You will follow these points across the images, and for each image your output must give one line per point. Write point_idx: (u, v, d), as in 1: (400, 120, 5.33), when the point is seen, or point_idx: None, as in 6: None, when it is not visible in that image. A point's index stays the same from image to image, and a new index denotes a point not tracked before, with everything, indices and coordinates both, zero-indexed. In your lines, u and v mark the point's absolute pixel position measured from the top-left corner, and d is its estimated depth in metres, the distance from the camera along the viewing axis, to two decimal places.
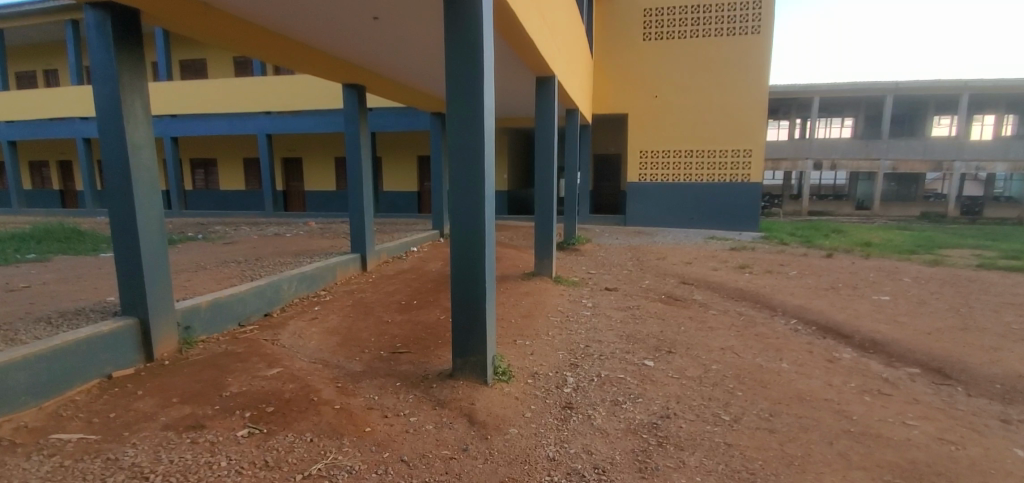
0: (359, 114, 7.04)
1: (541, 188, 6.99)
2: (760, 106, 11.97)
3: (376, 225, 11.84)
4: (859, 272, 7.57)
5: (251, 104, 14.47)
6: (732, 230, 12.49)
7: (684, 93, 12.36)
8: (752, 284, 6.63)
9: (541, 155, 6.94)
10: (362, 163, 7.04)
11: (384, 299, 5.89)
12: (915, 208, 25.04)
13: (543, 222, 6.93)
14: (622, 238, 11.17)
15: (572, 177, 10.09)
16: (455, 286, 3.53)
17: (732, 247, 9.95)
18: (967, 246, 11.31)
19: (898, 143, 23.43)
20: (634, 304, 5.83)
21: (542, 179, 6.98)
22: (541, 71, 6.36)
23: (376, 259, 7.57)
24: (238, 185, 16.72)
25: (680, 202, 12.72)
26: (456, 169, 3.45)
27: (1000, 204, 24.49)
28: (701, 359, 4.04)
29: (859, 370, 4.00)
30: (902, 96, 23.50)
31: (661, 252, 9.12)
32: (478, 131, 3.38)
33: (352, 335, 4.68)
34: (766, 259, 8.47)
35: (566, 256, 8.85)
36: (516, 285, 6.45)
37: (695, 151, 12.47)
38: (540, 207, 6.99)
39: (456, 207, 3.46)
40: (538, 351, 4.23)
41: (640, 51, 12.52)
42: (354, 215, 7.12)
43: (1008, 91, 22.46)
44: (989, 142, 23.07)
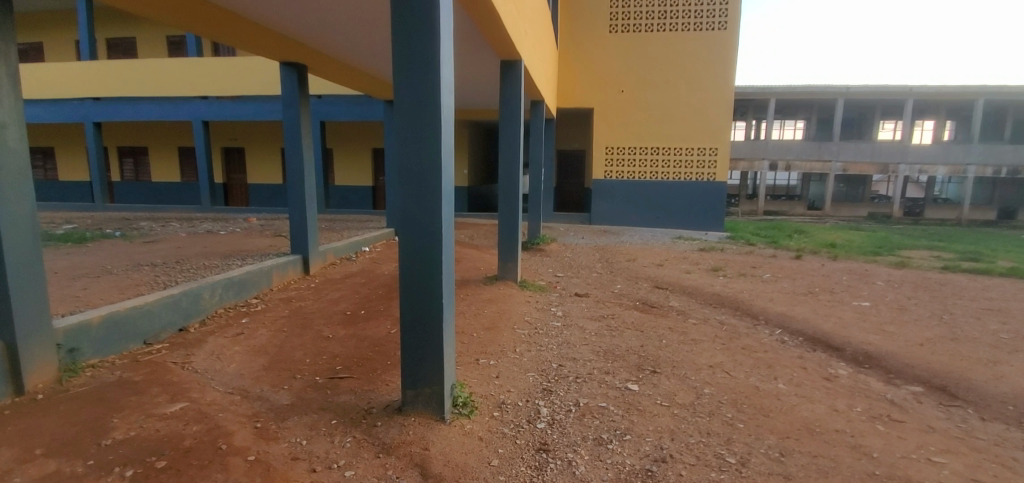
0: (300, 96, 6.25)
1: (505, 183, 6.34)
2: (726, 105, 11.76)
3: (325, 222, 10.92)
4: (832, 275, 7.34)
5: (186, 88, 13.19)
6: (697, 229, 12.26)
7: (650, 89, 12.00)
8: (729, 288, 6.25)
9: (507, 147, 6.29)
10: (303, 152, 6.24)
11: (327, 308, 5.13)
12: (863, 209, 25.91)
13: (509, 220, 6.29)
14: (588, 238, 10.70)
15: (536, 172, 9.54)
16: (404, 305, 2.84)
17: (701, 247, 9.66)
18: (924, 248, 11.49)
19: (848, 146, 24.14)
20: (607, 312, 5.31)
21: (509, 174, 6.33)
22: (506, 54, 5.75)
23: (321, 261, 6.77)
24: (173, 177, 15.32)
25: (646, 200, 12.37)
26: (404, 159, 2.77)
27: (940, 206, 25.66)
28: (691, 381, 3.53)
29: (861, 390, 3.61)
30: (852, 100, 24.18)
31: (630, 253, 8.68)
32: (434, 111, 2.72)
33: (283, 356, 3.92)
34: (737, 261, 8.15)
35: (530, 258, 8.28)
36: (478, 291, 5.82)
37: (661, 149, 12.15)
38: (505, 204, 6.36)
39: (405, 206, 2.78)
40: (504, 374, 3.61)
41: (607, 43, 12.06)
42: (294, 212, 6.31)
43: (948, 97, 23.47)
44: (931, 146, 24.11)
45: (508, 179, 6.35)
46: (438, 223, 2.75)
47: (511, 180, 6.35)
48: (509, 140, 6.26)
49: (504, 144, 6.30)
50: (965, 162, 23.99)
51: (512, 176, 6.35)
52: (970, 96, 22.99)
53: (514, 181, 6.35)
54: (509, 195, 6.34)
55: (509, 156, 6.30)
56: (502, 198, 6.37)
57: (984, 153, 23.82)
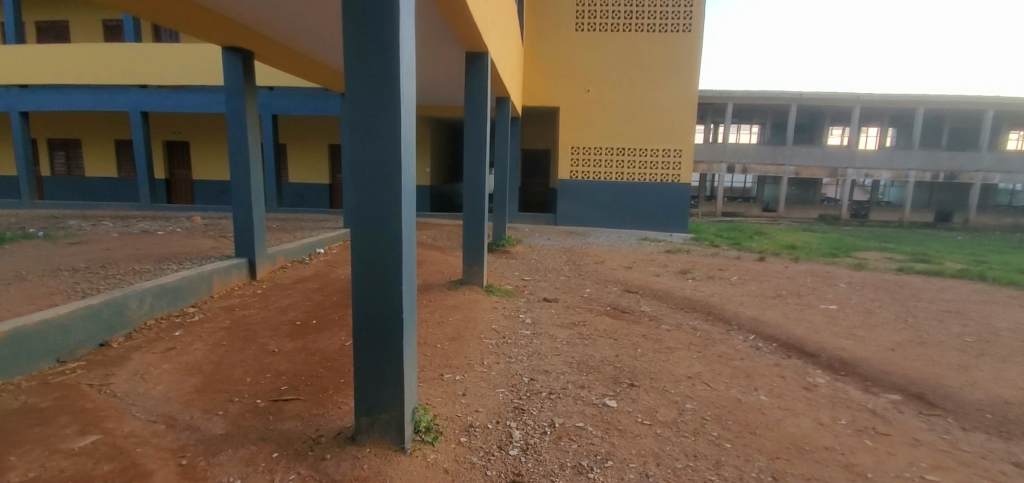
0: (246, 85, 5.75)
1: (470, 181, 6.01)
2: (691, 107, 11.79)
3: (277, 222, 10.28)
4: (797, 277, 7.36)
5: (122, 76, 12.21)
6: (662, 231, 12.25)
7: (616, 89, 11.91)
8: (699, 291, 6.13)
9: (472, 142, 5.94)
10: (248, 145, 5.74)
11: (275, 317, 4.67)
12: (814, 211, 26.89)
13: (475, 220, 5.95)
14: (554, 239, 10.47)
15: (501, 172, 9.26)
16: (356, 320, 2.45)
17: (667, 249, 9.59)
18: (877, 249, 11.84)
19: (800, 150, 25.01)
20: (578, 319, 5.06)
21: (474, 171, 6.00)
22: (471, 45, 5.42)
23: (269, 265, 6.24)
24: (110, 172, 14.20)
25: (612, 201, 12.27)
26: (358, 151, 2.39)
27: (884, 208, 26.91)
28: (671, 395, 3.31)
29: (842, 401, 3.48)
30: (804, 105, 25.04)
31: (598, 255, 8.51)
32: (393, 95, 2.36)
33: (220, 374, 3.48)
34: (703, 263, 8.09)
35: (496, 260, 7.97)
36: (441, 297, 5.46)
37: (626, 150, 12.08)
38: (470, 202, 6.01)
39: (358, 205, 2.40)
40: (471, 391, 3.29)
41: (572, 41, 11.89)
42: (239, 211, 5.80)
43: (892, 105, 24.64)
44: (876, 151, 25.26)
45: (473, 177, 6.01)
46: (397, 225, 2.39)
47: (476, 178, 6.02)
48: (473, 135, 5.91)
49: (468, 139, 5.95)
50: (907, 167, 25.24)
51: (478, 173, 6.01)
52: (912, 104, 24.20)
53: (479, 179, 6.01)
54: (474, 194, 6.00)
55: (474, 152, 5.95)
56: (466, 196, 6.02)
57: (923, 159, 25.13)
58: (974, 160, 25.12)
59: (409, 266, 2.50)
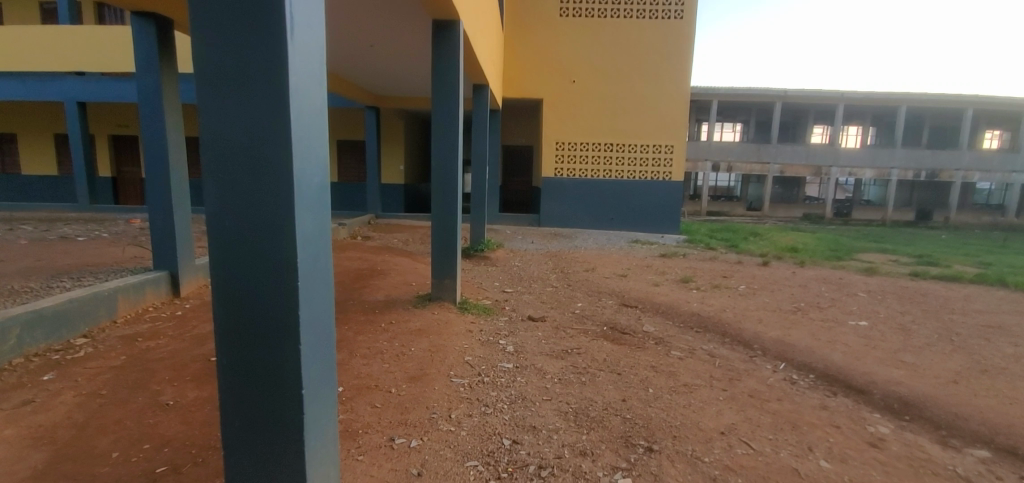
0: (161, 58, 4.68)
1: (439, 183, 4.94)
2: (683, 100, 11.04)
3: None
4: (809, 286, 6.58)
5: (57, 62, 10.86)
6: (652, 232, 11.47)
7: (603, 80, 11.08)
8: (707, 306, 5.27)
9: (442, 135, 4.91)
10: (168, 134, 4.71)
11: (186, 351, 3.65)
12: (798, 210, 26.50)
13: (446, 228, 4.91)
14: (538, 242, 9.57)
15: (479, 169, 8.32)
16: (228, 410, 1.47)
17: (662, 253, 8.77)
18: (878, 251, 11.21)
19: (785, 148, 24.57)
20: (570, 344, 4.14)
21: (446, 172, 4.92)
22: (439, 10, 4.46)
23: (198, 278, 5.21)
24: (48, 170, 12.84)
25: (598, 200, 11.43)
26: (219, 128, 1.36)
27: (867, 207, 26.67)
28: (707, 467, 2.41)
29: (923, 463, 2.65)
30: (789, 103, 24.60)
31: (587, 261, 7.63)
32: (275, 28, 1.31)
33: (77, 448, 2.47)
34: (704, 269, 7.26)
35: (472, 269, 7.02)
36: (404, 318, 4.51)
37: (615, 145, 11.26)
38: (440, 208, 4.94)
39: (222, 216, 1.39)
40: (431, 468, 2.34)
41: (556, 28, 11.00)
42: (159, 214, 4.80)
43: (874, 104, 24.36)
44: (860, 150, 24.99)
45: (444, 178, 4.93)
46: (290, 254, 1.38)
47: (447, 179, 4.94)
48: (444, 127, 4.89)
49: (436, 132, 4.91)
50: (891, 165, 25.02)
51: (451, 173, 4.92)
52: (894, 104, 23.97)
53: (452, 180, 4.92)
54: (447, 198, 4.91)
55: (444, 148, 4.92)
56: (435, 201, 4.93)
57: (906, 157, 24.93)
58: (954, 159, 25.05)
59: (318, 319, 1.51)
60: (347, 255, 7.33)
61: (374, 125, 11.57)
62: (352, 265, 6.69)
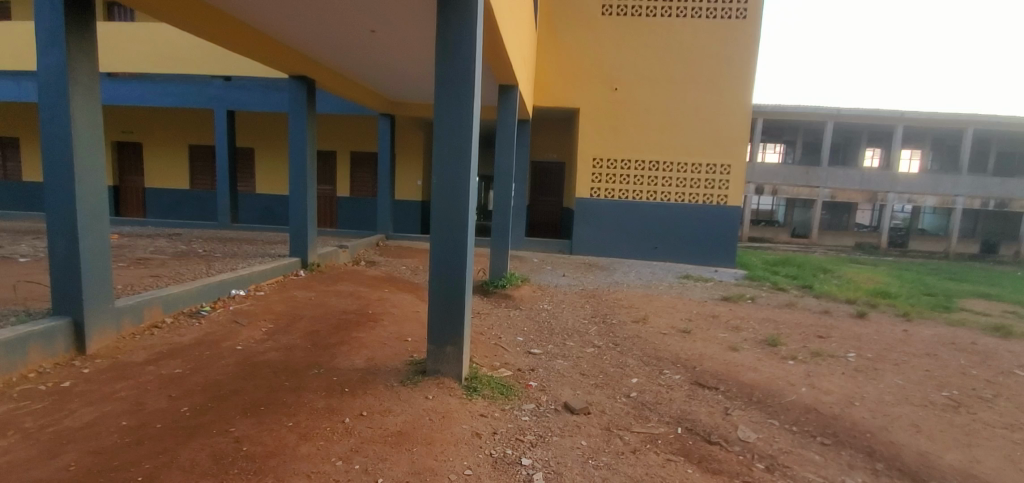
0: (71, 33, 3.50)
1: (440, 208, 3.41)
2: (744, 113, 9.53)
3: (213, 245, 7.94)
4: (939, 356, 4.90)
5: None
6: (701, 264, 9.88)
7: (650, 88, 9.62)
8: (823, 395, 3.65)
9: (447, 138, 3.41)
10: (73, 130, 3.51)
11: (12, 476, 2.27)
12: (849, 238, 24.20)
13: (450, 273, 3.40)
14: (571, 275, 8.06)
15: (503, 187, 6.90)
16: None
17: (724, 295, 7.17)
18: (977, 296, 9.34)
19: (837, 172, 22.54)
20: (635, 470, 2.61)
21: (454, 192, 3.41)
22: None
23: (111, 328, 3.89)
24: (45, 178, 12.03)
25: (640, 226, 9.89)
26: None
27: (925, 238, 24.27)
28: None
29: None
30: (841, 123, 22.50)
31: (633, 305, 6.08)
32: None
33: None
34: (787, 324, 5.62)
35: (489, 315, 5.53)
36: (384, 406, 3.05)
37: (662, 163, 9.73)
38: (440, 244, 3.42)
39: None
40: None
41: (599, 28, 9.59)
42: (59, 240, 3.60)
43: (935, 127, 22.26)
44: (919, 175, 22.84)
45: (449, 200, 3.41)
46: None
47: (454, 201, 3.42)
48: (452, 128, 3.40)
49: (438, 134, 3.43)
50: (955, 192, 22.69)
51: (461, 195, 3.40)
52: (958, 127, 21.89)
53: (461, 205, 3.39)
54: (453, 232, 3.40)
55: (450, 157, 3.41)
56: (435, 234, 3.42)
57: (972, 184, 22.62)
58: None
59: None
60: (336, 290, 5.95)
61: (387, 135, 10.32)
62: (337, 305, 5.29)
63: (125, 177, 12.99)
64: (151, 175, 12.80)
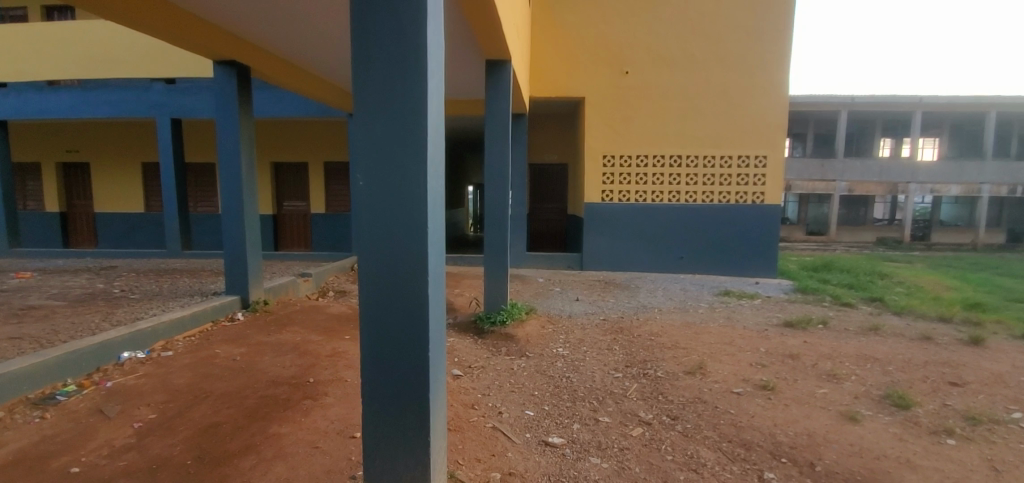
0: None
1: (374, 238, 1.77)
2: (779, 94, 8.09)
3: (142, 281, 6.41)
4: None
5: (9, 72, 9.09)
6: (737, 275, 8.37)
7: (668, 70, 8.15)
8: None
9: (382, 105, 1.74)
10: None
11: None
12: (869, 234, 22.47)
13: (401, 359, 1.79)
14: (585, 298, 6.55)
15: (497, 194, 5.36)
16: None
17: (783, 318, 5.63)
18: None
19: (854, 163, 20.99)
20: None
21: (397, 209, 1.75)
22: None
23: None
24: None
25: (661, 233, 8.39)
26: None
27: (950, 230, 22.62)
28: None
29: None
30: (855, 112, 20.88)
31: (677, 342, 4.53)
32: None
33: None
34: (898, 366, 4.07)
35: (485, 372, 3.98)
36: None
37: (684, 158, 8.24)
38: (376, 305, 1.80)
39: None
40: None
41: (605, 4, 8.13)
42: None
43: (956, 112, 20.74)
44: (940, 163, 21.34)
45: (390, 224, 1.76)
46: None
47: (399, 223, 1.76)
48: (389, 86, 1.73)
49: (360, 97, 1.75)
50: (980, 180, 21.12)
51: (417, 214, 1.75)
52: (981, 111, 20.41)
53: (417, 232, 1.76)
54: (402, 282, 1.77)
55: (386, 141, 1.74)
56: (365, 287, 1.79)
57: (998, 171, 21.11)
58: None
59: None
60: (278, 341, 4.41)
61: None
62: (269, 368, 3.74)
63: (73, 202, 11.50)
64: (100, 199, 11.27)
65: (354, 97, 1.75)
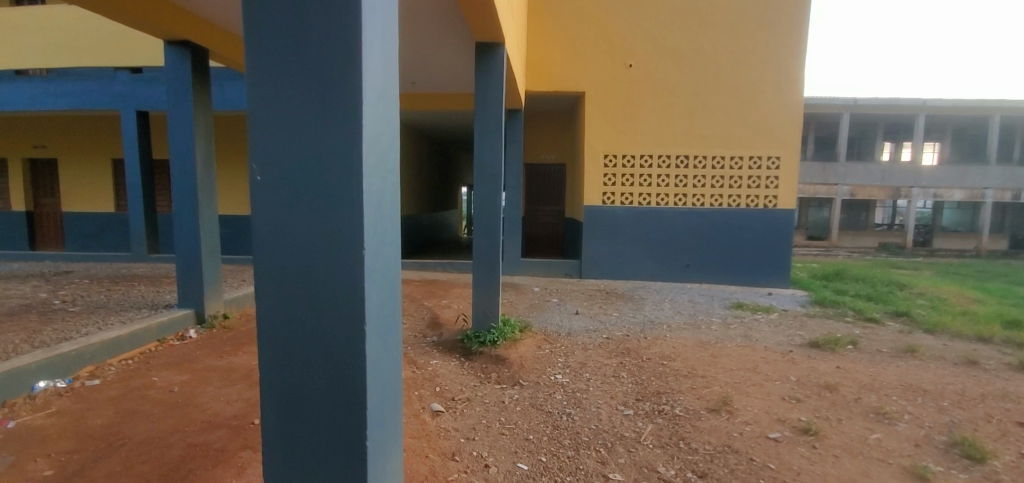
0: None
1: (282, 264, 1.16)
2: (794, 90, 7.52)
3: (92, 290, 5.74)
4: None
5: None
6: (747, 284, 7.79)
7: (675, 63, 7.57)
8: None
9: (291, 64, 1.12)
10: None
11: None
12: (870, 239, 21.93)
13: (323, 446, 1.19)
14: (584, 311, 5.94)
15: (488, 196, 4.74)
16: None
17: (806, 337, 5.04)
18: None
19: (856, 167, 20.46)
20: None
21: (314, 221, 1.14)
22: None
23: None
24: None
25: (666, 238, 7.80)
26: None
27: (953, 235, 22.13)
28: None
29: None
30: (858, 114, 20.36)
31: (693, 368, 3.92)
32: None
33: None
34: (953, 401, 3.48)
35: (471, 407, 3.36)
36: None
37: (692, 158, 7.66)
38: (288, 366, 1.19)
39: None
40: None
41: None
42: None
43: (960, 115, 20.30)
44: (942, 168, 20.85)
45: (304, 245, 1.15)
46: None
47: (318, 241, 1.15)
48: (302, 33, 1.12)
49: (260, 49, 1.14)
50: (984, 185, 20.66)
51: (344, 236, 1.13)
52: (984, 115, 19.92)
53: (346, 260, 1.14)
54: (323, 336, 1.16)
55: (296, 121, 1.13)
56: (270, 340, 1.20)
57: (1002, 176, 20.68)
58: None
59: None
60: (230, 365, 3.77)
61: None
62: (210, 403, 3.11)
63: (41, 201, 10.79)
64: (69, 197, 10.57)
65: (250, 52, 1.15)
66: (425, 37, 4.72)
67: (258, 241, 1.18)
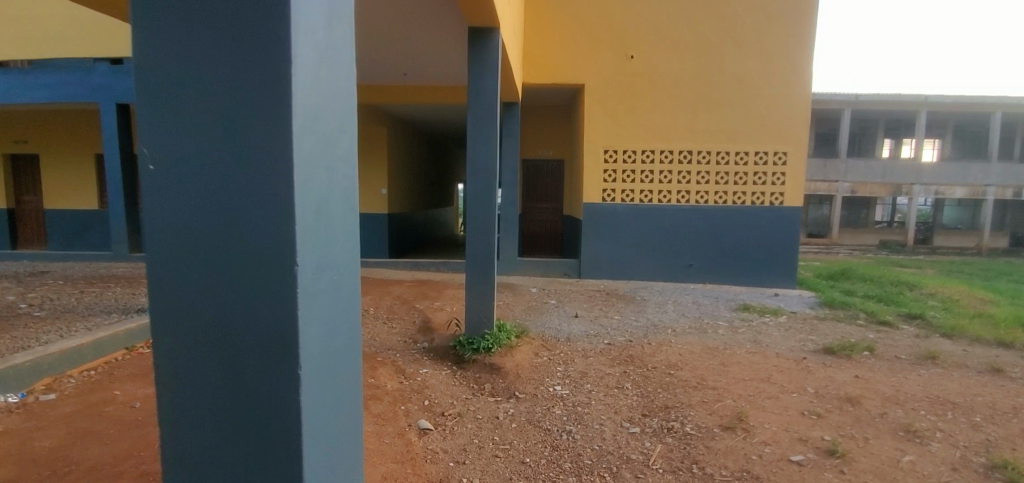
0: None
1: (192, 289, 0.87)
2: (802, 82, 7.24)
3: (64, 293, 5.41)
4: None
5: None
6: (752, 284, 7.51)
7: (679, 54, 7.28)
8: None
9: (202, 20, 0.83)
10: None
11: None
12: (871, 236, 21.63)
13: None
14: (583, 314, 5.65)
15: (481, 193, 4.44)
16: None
17: (819, 342, 4.75)
18: None
19: (857, 163, 20.16)
20: None
21: (233, 230, 0.85)
22: None
23: None
24: None
25: (668, 237, 7.52)
26: None
27: (954, 233, 21.87)
28: None
29: None
30: (859, 110, 20.05)
31: (702, 379, 3.63)
32: None
33: None
34: (986, 416, 3.21)
35: (462, 424, 3.07)
36: None
37: (695, 154, 7.38)
38: (206, 422, 0.91)
39: None
40: None
41: None
42: None
43: (962, 112, 20.04)
44: (944, 164, 20.59)
45: (220, 264, 0.86)
46: None
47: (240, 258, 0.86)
48: None
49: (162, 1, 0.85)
50: (986, 183, 20.40)
51: (273, 251, 0.84)
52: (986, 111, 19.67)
53: (275, 284, 0.85)
54: (249, 382, 0.87)
55: (209, 97, 0.84)
56: (179, 386, 0.91)
57: (1003, 173, 20.45)
58: None
59: None
60: None
61: None
62: None
63: (23, 198, 10.39)
64: (53, 194, 10.19)
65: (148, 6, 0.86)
66: (415, 22, 4.42)
67: (158, 258, 0.89)
